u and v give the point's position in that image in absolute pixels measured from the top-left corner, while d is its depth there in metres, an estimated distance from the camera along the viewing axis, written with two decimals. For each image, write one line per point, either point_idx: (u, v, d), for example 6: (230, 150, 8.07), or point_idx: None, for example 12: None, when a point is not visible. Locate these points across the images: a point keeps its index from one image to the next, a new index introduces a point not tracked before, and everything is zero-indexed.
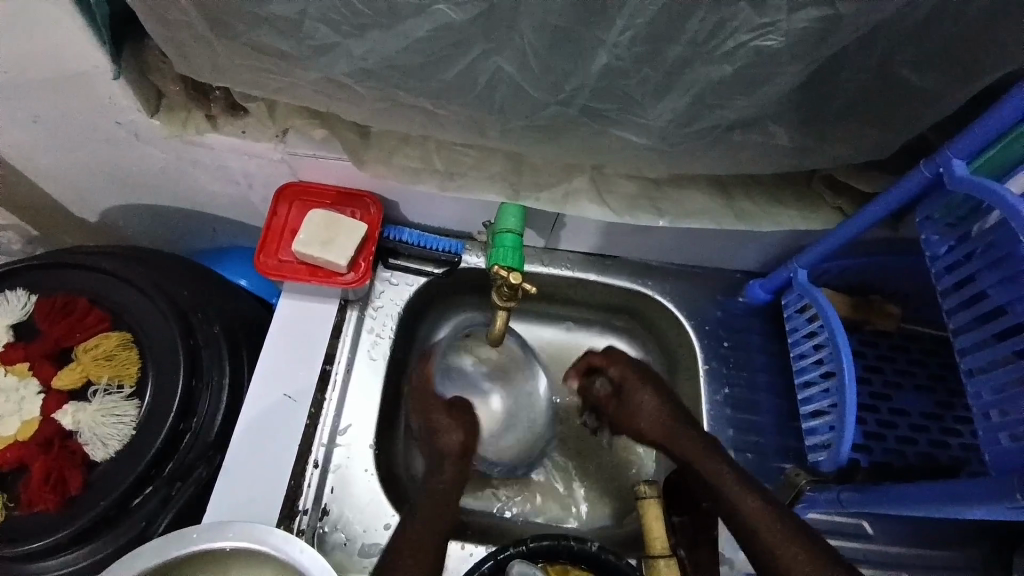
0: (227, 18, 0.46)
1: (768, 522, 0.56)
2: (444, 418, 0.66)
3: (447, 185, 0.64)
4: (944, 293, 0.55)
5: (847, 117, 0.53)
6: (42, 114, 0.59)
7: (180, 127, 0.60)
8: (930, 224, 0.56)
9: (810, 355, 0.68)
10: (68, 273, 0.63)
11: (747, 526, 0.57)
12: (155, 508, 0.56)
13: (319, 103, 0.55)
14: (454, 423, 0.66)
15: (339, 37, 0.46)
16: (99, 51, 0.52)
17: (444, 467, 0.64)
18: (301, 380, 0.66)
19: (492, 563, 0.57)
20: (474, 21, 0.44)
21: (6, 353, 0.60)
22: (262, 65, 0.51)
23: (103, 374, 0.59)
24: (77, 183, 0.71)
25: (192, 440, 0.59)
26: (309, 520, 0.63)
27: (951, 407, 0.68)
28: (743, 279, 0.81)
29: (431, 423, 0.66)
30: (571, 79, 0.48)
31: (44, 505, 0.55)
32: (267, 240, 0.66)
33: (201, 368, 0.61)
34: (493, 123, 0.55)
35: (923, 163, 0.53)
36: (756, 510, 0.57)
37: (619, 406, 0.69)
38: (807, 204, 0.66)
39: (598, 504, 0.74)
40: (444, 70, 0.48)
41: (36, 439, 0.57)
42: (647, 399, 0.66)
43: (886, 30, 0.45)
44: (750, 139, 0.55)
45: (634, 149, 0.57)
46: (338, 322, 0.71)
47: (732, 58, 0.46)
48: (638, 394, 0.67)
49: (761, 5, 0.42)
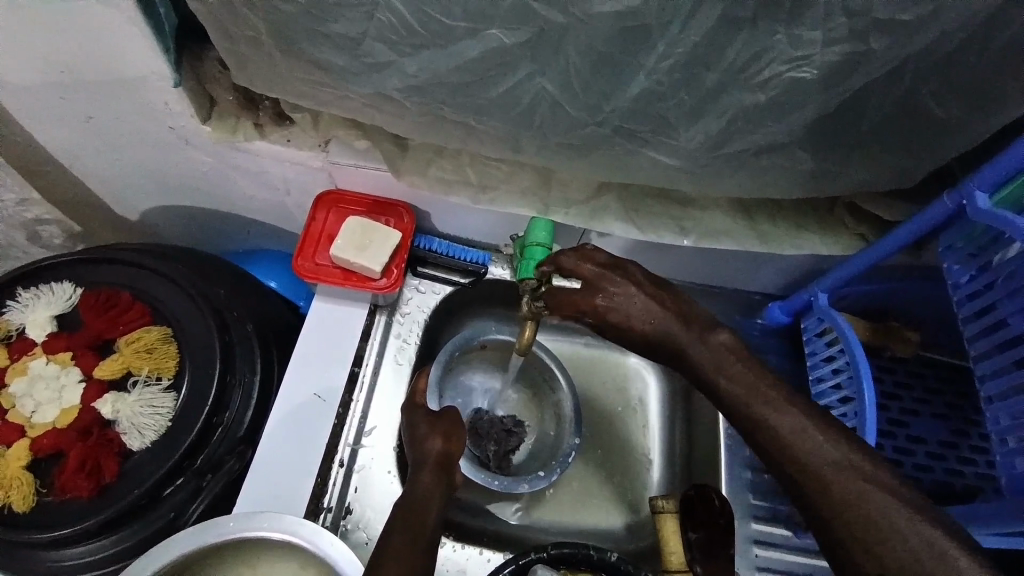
0: (292, 35, 0.49)
1: (842, 494, 0.44)
2: (425, 429, 0.62)
3: (479, 198, 0.66)
4: (964, 320, 0.56)
5: (873, 145, 0.55)
6: (95, 115, 0.63)
7: (228, 133, 0.63)
8: (952, 253, 0.57)
9: (829, 378, 0.69)
10: (108, 269, 0.66)
11: (822, 509, 0.44)
12: (185, 499, 0.58)
13: (366, 116, 0.58)
14: (434, 427, 0.62)
15: (394, 55, 0.49)
16: (163, 59, 0.55)
17: (423, 473, 0.58)
18: (331, 380, 0.69)
19: (515, 567, 0.58)
20: (524, 44, 0.46)
21: (49, 342, 0.63)
22: (318, 79, 0.53)
23: (143, 366, 0.61)
24: (122, 183, 0.74)
25: (223, 434, 0.61)
26: (333, 518, 0.65)
27: (969, 435, 0.68)
28: (763, 301, 0.83)
29: (413, 433, 0.63)
30: (609, 101, 0.51)
31: (78, 492, 0.56)
32: (306, 244, 0.68)
33: (235, 365, 0.63)
34: (531, 139, 0.57)
35: (948, 194, 0.55)
36: (829, 491, 0.44)
37: (617, 324, 0.53)
38: (829, 229, 0.68)
39: (612, 516, 0.75)
40: (489, 89, 0.51)
41: (74, 427, 0.59)
42: (641, 326, 0.52)
43: (914, 65, 0.47)
44: (774, 165, 0.57)
45: (663, 170, 0.59)
46: (367, 326, 0.73)
47: (766, 87, 0.48)
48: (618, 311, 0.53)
49: (799, 37, 0.44)
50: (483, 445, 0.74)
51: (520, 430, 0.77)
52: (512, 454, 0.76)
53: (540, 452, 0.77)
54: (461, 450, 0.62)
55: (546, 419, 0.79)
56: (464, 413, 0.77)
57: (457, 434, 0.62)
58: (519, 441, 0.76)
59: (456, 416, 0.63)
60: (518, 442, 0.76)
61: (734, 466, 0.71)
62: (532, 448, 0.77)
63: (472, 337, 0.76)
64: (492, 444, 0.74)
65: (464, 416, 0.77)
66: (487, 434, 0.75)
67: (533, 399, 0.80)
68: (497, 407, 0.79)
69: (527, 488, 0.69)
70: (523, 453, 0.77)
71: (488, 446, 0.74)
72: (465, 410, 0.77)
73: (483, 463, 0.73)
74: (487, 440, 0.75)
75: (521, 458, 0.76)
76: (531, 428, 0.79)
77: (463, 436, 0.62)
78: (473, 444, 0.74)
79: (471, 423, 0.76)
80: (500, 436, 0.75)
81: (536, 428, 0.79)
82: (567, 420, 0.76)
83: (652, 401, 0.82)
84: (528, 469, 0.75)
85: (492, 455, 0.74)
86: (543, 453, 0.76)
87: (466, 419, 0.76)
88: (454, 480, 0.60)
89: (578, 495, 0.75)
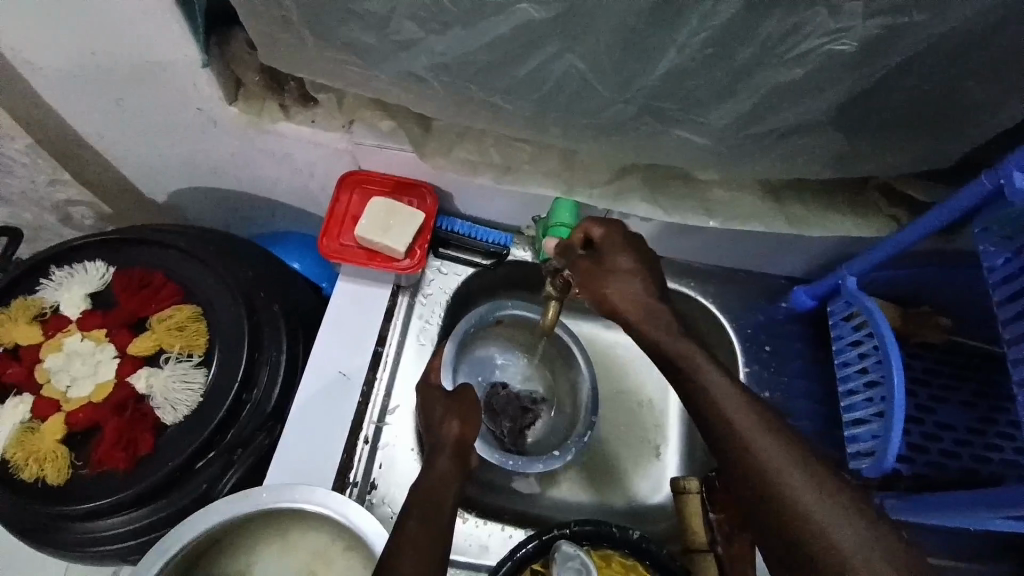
0: (321, 13, 0.49)
1: None
2: (441, 411, 0.63)
3: (503, 179, 0.66)
4: (999, 304, 0.55)
5: (910, 123, 0.53)
6: (124, 97, 0.63)
7: (255, 115, 0.64)
8: (987, 235, 0.56)
9: (854, 363, 0.68)
10: (140, 248, 0.67)
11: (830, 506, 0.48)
12: (218, 472, 0.60)
13: (392, 96, 0.58)
14: (450, 410, 0.63)
15: (423, 33, 0.49)
16: (191, 40, 0.55)
17: (439, 456, 0.59)
18: (357, 359, 0.70)
19: (537, 543, 0.59)
20: (555, 20, 0.46)
21: (85, 319, 0.64)
22: (345, 59, 0.53)
23: (175, 344, 0.62)
24: (151, 164, 0.75)
25: (252, 410, 0.62)
26: (359, 493, 0.66)
27: (997, 423, 0.67)
28: (787, 285, 0.81)
29: (429, 417, 0.64)
30: (637, 79, 0.50)
31: (114, 464, 0.58)
32: (330, 225, 0.69)
33: (262, 343, 0.64)
34: (557, 119, 0.57)
35: (985, 174, 0.53)
36: None
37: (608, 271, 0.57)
38: (861, 210, 0.66)
39: (627, 494, 0.76)
40: (517, 67, 0.50)
41: (109, 402, 0.61)
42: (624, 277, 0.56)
43: (957, 38, 0.45)
44: (805, 145, 0.56)
45: (691, 151, 0.58)
46: (390, 305, 0.74)
47: (800, 62, 0.46)
48: (624, 282, 0.56)
49: (839, 9, 0.42)
50: (497, 421, 0.76)
51: (537, 409, 0.78)
52: (528, 431, 0.77)
53: (557, 431, 0.77)
54: (476, 433, 0.63)
55: (562, 398, 0.79)
56: (479, 388, 0.78)
57: (471, 417, 0.63)
58: (536, 418, 0.78)
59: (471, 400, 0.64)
60: (535, 420, 0.77)
61: None
62: (550, 427, 0.78)
63: (489, 314, 0.75)
64: (505, 421, 0.76)
65: (479, 393, 0.77)
66: (502, 411, 0.76)
67: (552, 378, 0.80)
68: (513, 382, 0.80)
69: (541, 468, 0.69)
70: (541, 430, 0.77)
71: (504, 423, 0.76)
72: (480, 387, 0.78)
73: (499, 440, 0.75)
74: (502, 417, 0.76)
75: (538, 436, 0.77)
76: (549, 407, 0.79)
77: (478, 420, 0.63)
78: (489, 421, 0.75)
79: (486, 400, 0.77)
80: (516, 413, 0.77)
81: (554, 406, 0.79)
82: (582, 402, 0.75)
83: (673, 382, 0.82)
84: (543, 447, 0.76)
85: (507, 431, 0.75)
86: (559, 433, 0.77)
87: (483, 395, 0.77)
88: (468, 464, 0.60)
89: (595, 474, 0.76)
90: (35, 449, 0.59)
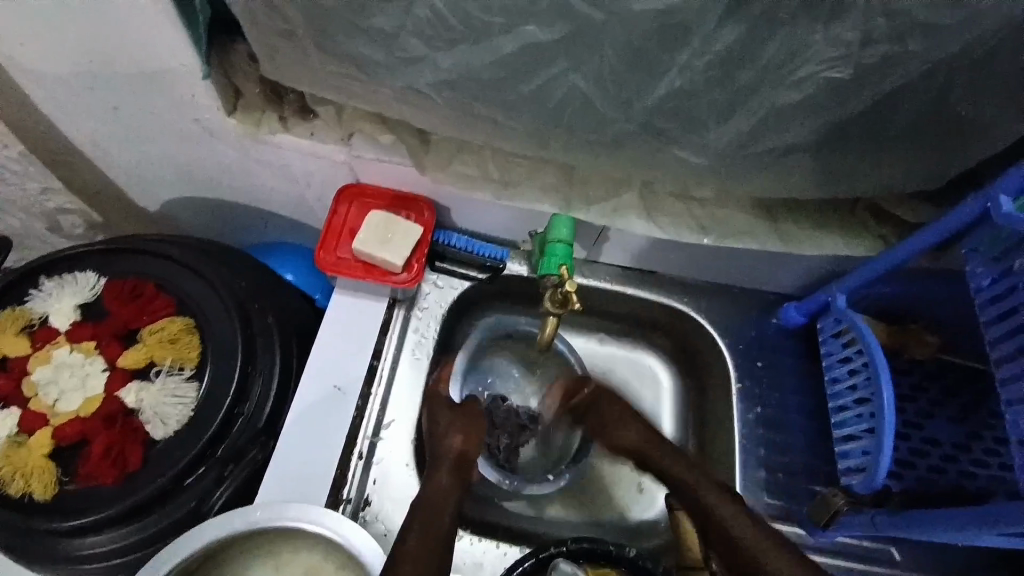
0: (328, 29, 0.49)
1: None
2: (445, 423, 0.64)
3: (502, 194, 0.67)
4: (988, 323, 0.56)
5: (900, 149, 0.55)
6: (122, 106, 0.63)
7: (253, 126, 0.64)
8: (976, 256, 0.57)
9: (844, 379, 0.69)
10: (133, 259, 0.67)
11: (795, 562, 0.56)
12: (209, 487, 0.59)
13: (395, 110, 0.58)
14: (454, 424, 0.64)
15: (429, 50, 0.49)
16: (193, 52, 0.55)
17: (440, 470, 0.60)
18: (350, 373, 0.69)
19: (534, 561, 0.59)
20: (559, 40, 0.46)
21: (73, 331, 0.63)
22: (349, 74, 0.54)
23: (166, 356, 0.62)
24: (145, 173, 0.74)
25: (244, 424, 0.61)
26: (352, 509, 0.65)
27: (982, 438, 0.69)
28: (778, 301, 0.82)
29: (433, 427, 0.64)
30: (638, 98, 0.51)
31: (103, 478, 0.57)
32: (327, 238, 0.69)
33: (256, 356, 0.64)
34: (558, 136, 0.57)
35: (973, 197, 0.55)
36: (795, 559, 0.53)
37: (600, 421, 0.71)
38: (852, 230, 0.68)
39: (623, 512, 0.76)
40: (521, 85, 0.51)
41: (98, 415, 0.60)
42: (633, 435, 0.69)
43: (945, 69, 0.47)
44: (800, 166, 0.57)
45: (689, 169, 0.59)
46: (386, 319, 0.73)
47: (797, 87, 0.48)
48: (623, 432, 0.70)
49: (836, 37, 0.44)
50: (494, 434, 0.76)
51: (535, 428, 0.77)
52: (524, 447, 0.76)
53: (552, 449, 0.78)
54: (476, 450, 0.63)
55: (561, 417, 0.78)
56: (480, 398, 0.78)
57: (475, 432, 0.64)
58: (533, 436, 0.77)
59: (475, 414, 0.65)
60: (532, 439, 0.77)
61: (750, 463, 0.73)
62: (546, 444, 0.78)
63: (498, 326, 0.80)
64: (501, 436, 0.76)
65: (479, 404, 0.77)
66: (501, 426, 0.76)
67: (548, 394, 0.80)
68: (515, 396, 0.80)
69: (535, 488, 0.70)
70: (536, 449, 0.77)
71: (501, 438, 0.76)
72: (481, 397, 0.78)
73: (493, 454, 0.74)
74: (500, 431, 0.76)
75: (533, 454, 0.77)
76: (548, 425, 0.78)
77: (480, 435, 0.64)
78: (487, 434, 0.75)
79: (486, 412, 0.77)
80: (514, 430, 0.76)
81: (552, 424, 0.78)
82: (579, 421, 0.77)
83: (665, 399, 0.83)
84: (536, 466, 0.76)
85: (502, 446, 0.75)
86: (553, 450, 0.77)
87: (484, 406, 0.77)
88: (469, 480, 0.61)
89: (590, 491, 0.76)
90: (21, 465, 0.57)
